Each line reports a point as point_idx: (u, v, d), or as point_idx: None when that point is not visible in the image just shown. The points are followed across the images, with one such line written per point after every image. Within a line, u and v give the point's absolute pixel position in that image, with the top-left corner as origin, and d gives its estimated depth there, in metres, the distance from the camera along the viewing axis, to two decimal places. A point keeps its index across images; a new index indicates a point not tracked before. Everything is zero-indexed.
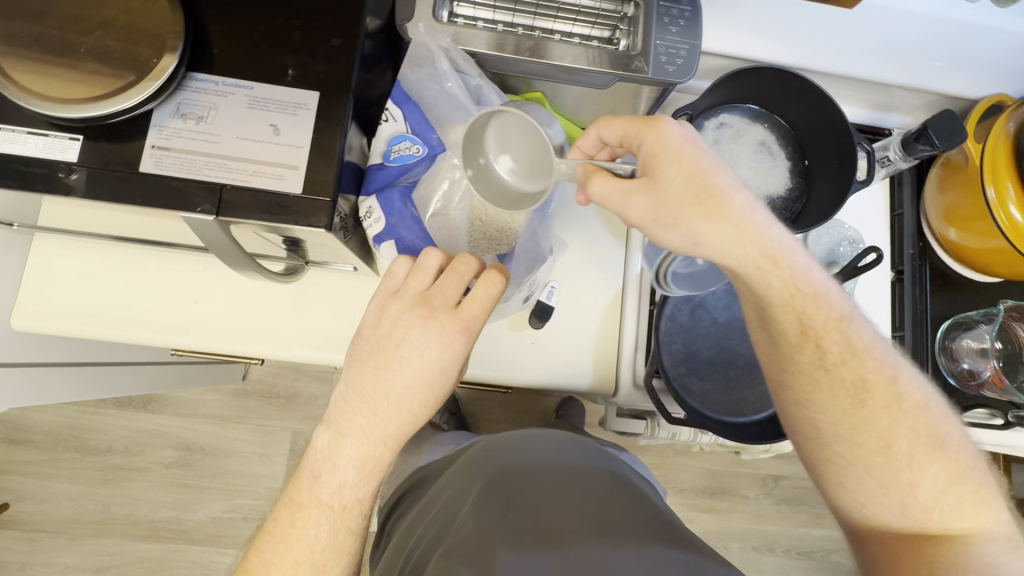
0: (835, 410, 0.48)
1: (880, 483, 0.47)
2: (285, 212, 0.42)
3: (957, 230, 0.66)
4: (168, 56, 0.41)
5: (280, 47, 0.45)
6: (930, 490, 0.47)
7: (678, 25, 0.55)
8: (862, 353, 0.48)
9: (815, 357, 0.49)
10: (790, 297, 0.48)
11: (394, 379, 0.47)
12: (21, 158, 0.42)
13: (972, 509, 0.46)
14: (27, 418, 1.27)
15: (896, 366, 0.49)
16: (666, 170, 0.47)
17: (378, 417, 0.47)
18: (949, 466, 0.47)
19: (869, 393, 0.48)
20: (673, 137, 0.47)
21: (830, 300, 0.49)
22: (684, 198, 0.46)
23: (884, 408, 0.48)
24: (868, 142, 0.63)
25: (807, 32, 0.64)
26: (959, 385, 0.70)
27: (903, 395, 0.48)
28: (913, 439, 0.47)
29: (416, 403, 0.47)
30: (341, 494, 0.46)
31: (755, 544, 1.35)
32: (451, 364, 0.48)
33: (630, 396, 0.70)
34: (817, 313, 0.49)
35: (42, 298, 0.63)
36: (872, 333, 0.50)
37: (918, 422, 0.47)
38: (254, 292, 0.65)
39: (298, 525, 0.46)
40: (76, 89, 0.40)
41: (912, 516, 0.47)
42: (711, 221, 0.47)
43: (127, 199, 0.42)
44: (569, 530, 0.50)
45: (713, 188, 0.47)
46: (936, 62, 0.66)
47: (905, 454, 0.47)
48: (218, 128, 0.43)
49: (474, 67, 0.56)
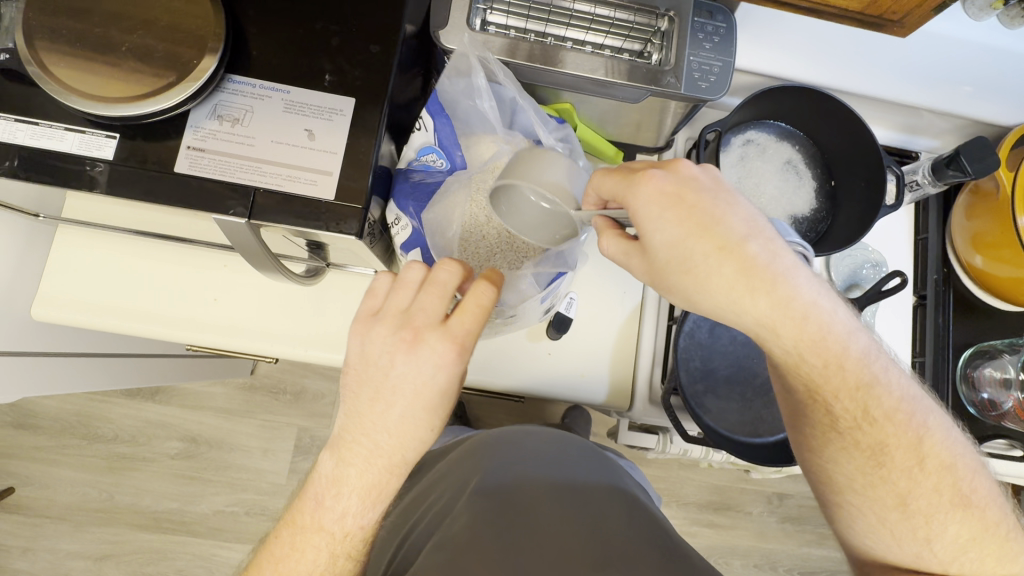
0: (850, 467, 0.47)
1: (894, 536, 0.46)
2: (318, 218, 0.42)
3: (983, 257, 0.65)
4: (209, 58, 0.41)
5: (317, 52, 0.45)
6: (951, 547, 0.45)
7: (712, 42, 0.55)
8: (887, 413, 0.45)
9: (834, 417, 0.46)
10: (800, 360, 0.44)
11: (389, 408, 0.43)
12: (57, 154, 0.42)
13: (995, 561, 0.44)
14: (36, 404, 1.27)
15: (924, 423, 0.46)
16: (659, 233, 0.41)
17: (375, 442, 0.44)
18: (976, 522, 0.45)
19: (888, 452, 0.45)
20: (658, 194, 0.41)
21: (854, 358, 0.45)
22: (673, 264, 0.42)
23: (904, 468, 0.45)
24: (897, 165, 0.62)
25: (841, 52, 0.64)
26: (980, 414, 0.69)
27: (928, 454, 0.45)
28: (934, 499, 0.45)
29: (418, 428, 0.44)
30: (343, 522, 0.45)
31: (757, 561, 1.34)
32: (451, 381, 0.44)
33: (645, 411, 0.70)
34: (835, 375, 0.44)
35: (63, 289, 0.63)
36: (899, 385, 0.46)
37: (941, 480, 0.45)
38: (272, 291, 0.65)
39: (299, 548, 0.45)
40: (117, 88, 0.40)
41: (929, 568, 0.45)
42: (712, 282, 0.41)
43: (160, 198, 0.42)
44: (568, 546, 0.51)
45: (706, 250, 0.41)
46: (967, 87, 0.66)
47: (924, 513, 0.45)
48: (254, 131, 0.43)
49: (512, 83, 0.54)
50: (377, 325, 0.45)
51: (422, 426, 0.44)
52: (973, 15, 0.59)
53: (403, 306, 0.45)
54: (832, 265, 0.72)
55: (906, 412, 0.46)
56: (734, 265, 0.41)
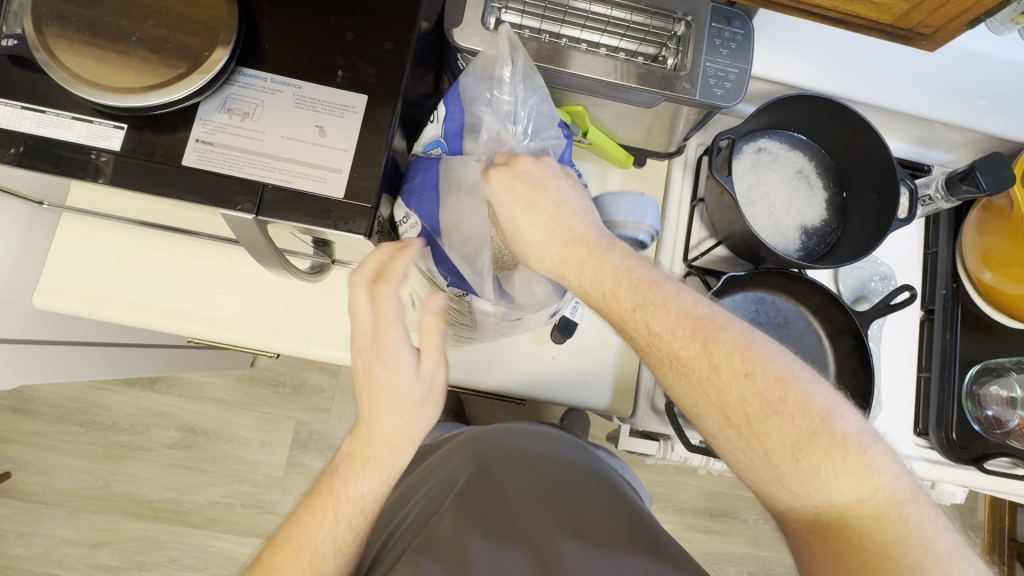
0: (675, 389, 0.46)
1: (749, 458, 0.44)
2: (326, 217, 0.42)
3: (994, 274, 0.64)
4: (221, 50, 0.41)
5: (330, 47, 0.44)
6: (789, 463, 0.42)
7: (729, 48, 0.54)
8: (661, 325, 0.45)
9: (631, 338, 0.47)
10: (584, 281, 0.48)
11: (387, 385, 0.46)
12: (64, 143, 0.42)
13: (853, 478, 0.41)
14: (35, 389, 1.27)
15: (715, 333, 0.44)
16: (505, 215, 0.51)
17: (372, 428, 0.47)
18: (800, 431, 0.42)
19: (688, 365, 0.44)
20: (504, 189, 0.50)
21: (632, 275, 0.47)
22: (515, 234, 0.51)
23: (702, 380, 0.44)
24: (912, 179, 0.61)
25: (858, 62, 0.63)
26: (986, 433, 0.68)
27: (720, 358, 0.44)
28: (755, 408, 0.43)
29: (413, 403, 0.47)
30: (349, 487, 0.47)
31: (752, 569, 1.34)
32: (430, 375, 0.47)
33: (648, 419, 0.68)
34: (625, 292, 0.46)
35: (65, 278, 0.63)
36: (677, 300, 0.46)
37: (742, 387, 0.43)
38: (276, 286, 0.65)
39: (311, 516, 0.47)
40: (126, 78, 0.40)
41: (799, 495, 0.43)
42: (535, 244, 0.50)
43: (167, 192, 0.42)
44: (549, 528, 0.54)
45: (532, 224, 0.50)
46: (983, 101, 0.65)
47: (747, 426, 0.43)
48: (264, 126, 0.43)
49: (533, 76, 0.52)
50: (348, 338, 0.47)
51: (419, 413, 0.48)
52: (994, 29, 0.61)
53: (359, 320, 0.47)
54: (841, 277, 0.72)
55: (672, 318, 0.45)
56: (553, 229, 0.49)
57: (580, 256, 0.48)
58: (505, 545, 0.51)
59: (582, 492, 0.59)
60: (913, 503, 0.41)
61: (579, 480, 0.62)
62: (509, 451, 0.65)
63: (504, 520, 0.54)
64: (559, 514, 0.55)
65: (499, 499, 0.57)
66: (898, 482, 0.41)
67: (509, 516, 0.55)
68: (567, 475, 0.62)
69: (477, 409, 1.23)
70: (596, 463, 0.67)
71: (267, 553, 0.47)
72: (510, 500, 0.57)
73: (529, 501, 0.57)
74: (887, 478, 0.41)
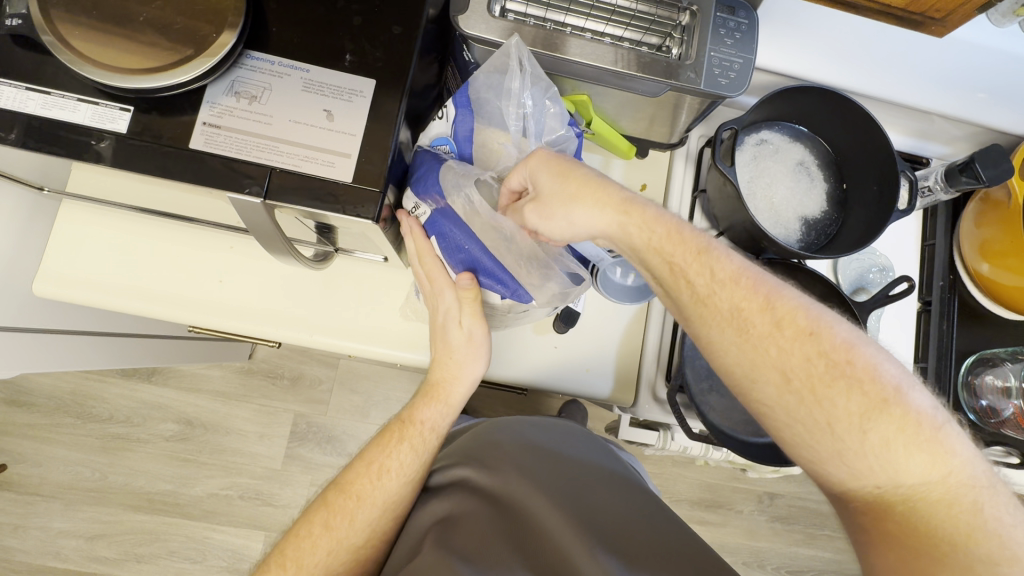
0: (733, 349, 0.48)
1: (808, 428, 0.45)
2: (334, 201, 0.41)
3: (991, 265, 0.65)
4: (228, 33, 0.40)
5: (338, 31, 0.44)
6: (855, 435, 0.43)
7: (734, 38, 0.54)
8: (723, 281, 0.49)
9: (690, 298, 0.50)
10: (645, 242, 0.51)
11: (446, 336, 0.59)
12: (69, 124, 0.41)
13: (926, 456, 0.41)
14: (31, 382, 1.26)
15: (776, 294, 0.48)
16: (547, 188, 0.51)
17: (435, 369, 0.62)
18: (867, 401, 0.43)
19: (749, 321, 0.47)
20: (550, 165, 0.52)
21: (692, 233, 0.51)
22: (558, 206, 0.52)
23: (763, 336, 0.47)
24: (912, 170, 0.61)
25: (860, 53, 0.63)
26: (979, 421, 0.70)
27: (782, 316, 0.46)
28: (819, 371, 0.44)
29: (465, 356, 0.60)
30: (414, 415, 0.61)
31: (746, 559, 1.35)
32: (472, 326, 0.57)
33: (649, 408, 0.69)
34: (686, 253, 0.50)
35: (66, 266, 0.62)
36: (737, 263, 0.49)
37: (805, 346, 0.45)
38: (279, 274, 0.64)
39: (383, 441, 0.59)
40: (133, 59, 0.39)
41: (865, 473, 0.43)
42: (586, 211, 0.52)
43: (174, 174, 0.42)
44: (566, 533, 0.53)
45: (584, 195, 0.51)
46: (980, 93, 0.65)
47: (809, 390, 0.45)
48: (271, 109, 0.42)
49: (541, 81, 0.54)
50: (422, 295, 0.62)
51: (471, 359, 0.60)
52: (995, 21, 0.63)
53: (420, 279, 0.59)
54: (839, 268, 0.72)
55: (733, 280, 0.48)
56: (611, 198, 0.52)
57: (629, 219, 0.51)
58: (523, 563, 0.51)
59: (600, 489, 0.60)
60: (994, 498, 0.41)
61: (596, 473, 0.62)
62: (526, 443, 0.64)
63: (520, 531, 0.55)
64: (578, 516, 0.55)
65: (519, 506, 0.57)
66: (975, 471, 0.42)
67: (532, 523, 0.55)
68: (585, 469, 0.62)
69: (477, 401, 1.24)
70: (610, 458, 0.66)
71: (347, 472, 0.58)
72: (531, 501, 0.57)
73: (544, 508, 0.56)
74: (963, 463, 0.41)
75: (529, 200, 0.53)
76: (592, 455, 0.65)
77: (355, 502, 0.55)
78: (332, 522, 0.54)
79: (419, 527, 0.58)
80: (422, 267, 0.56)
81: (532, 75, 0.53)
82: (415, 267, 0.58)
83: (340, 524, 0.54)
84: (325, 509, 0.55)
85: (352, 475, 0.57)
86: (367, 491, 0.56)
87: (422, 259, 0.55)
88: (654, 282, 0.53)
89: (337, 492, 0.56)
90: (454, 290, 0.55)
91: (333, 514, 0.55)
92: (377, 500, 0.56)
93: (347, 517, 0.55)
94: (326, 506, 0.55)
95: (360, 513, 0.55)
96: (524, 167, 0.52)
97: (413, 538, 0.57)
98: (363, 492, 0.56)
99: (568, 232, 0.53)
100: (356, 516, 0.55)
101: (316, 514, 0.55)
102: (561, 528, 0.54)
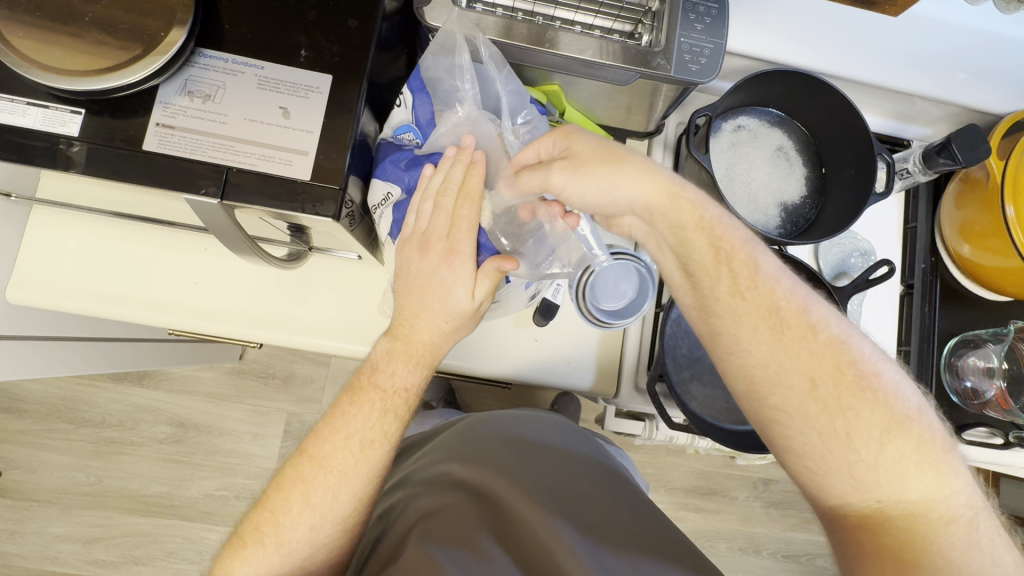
0: (763, 349, 0.48)
1: (825, 435, 0.46)
2: (292, 198, 0.41)
3: (972, 247, 0.64)
4: (177, 31, 0.40)
5: (293, 27, 0.43)
6: (872, 447, 0.44)
7: (704, 23, 0.53)
8: (763, 282, 0.50)
9: (721, 296, 0.50)
10: (687, 234, 0.52)
11: (422, 315, 0.54)
12: (21, 129, 0.41)
13: (931, 475, 0.43)
14: (21, 389, 1.26)
15: (808, 302, 0.49)
16: (586, 155, 0.52)
17: (413, 322, 0.54)
18: (888, 417, 0.45)
19: (785, 322, 0.48)
20: (594, 139, 0.53)
21: (729, 233, 0.51)
22: (602, 170, 0.52)
23: (796, 338, 0.48)
24: (889, 153, 0.60)
25: (836, 34, 0.63)
26: (961, 403, 0.68)
27: (818, 323, 0.48)
28: (846, 380, 0.46)
29: (450, 329, 0.55)
30: (393, 381, 0.55)
31: (742, 545, 1.36)
32: (480, 302, 0.54)
33: (631, 398, 0.69)
34: (728, 250, 0.51)
35: (38, 271, 0.62)
36: (775, 267, 0.51)
37: (836, 353, 0.47)
38: (254, 275, 0.64)
39: (359, 408, 0.54)
40: (79, 60, 0.39)
41: (870, 486, 0.44)
42: (629, 181, 0.52)
43: (128, 176, 0.41)
44: (540, 513, 0.54)
45: (628, 167, 0.52)
46: (960, 73, 0.65)
47: (835, 398, 0.46)
48: (226, 108, 0.42)
49: (497, 61, 0.53)
50: (408, 238, 0.54)
51: (457, 328, 0.55)
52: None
53: (429, 221, 0.53)
54: (821, 254, 0.72)
55: (772, 286, 0.49)
56: (656, 176, 0.52)
57: (669, 203, 0.52)
58: (503, 544, 0.53)
59: (578, 482, 0.59)
60: (986, 521, 0.43)
61: (575, 468, 0.61)
62: (514, 432, 0.66)
63: (503, 518, 0.55)
64: (552, 497, 0.56)
65: (500, 488, 0.57)
66: (974, 494, 0.44)
67: (509, 515, 0.55)
68: (561, 465, 0.61)
69: (469, 396, 1.24)
70: (589, 444, 0.67)
71: (310, 443, 0.54)
72: (507, 496, 0.56)
73: (522, 494, 0.56)
74: (962, 489, 0.43)
75: (561, 160, 0.52)
76: (573, 443, 0.66)
77: (336, 477, 0.52)
78: (312, 495, 0.52)
79: (405, 521, 0.56)
80: (453, 207, 0.53)
81: (485, 53, 0.52)
82: (434, 205, 0.53)
83: (322, 498, 0.52)
84: (301, 484, 0.52)
85: (328, 449, 0.53)
86: (349, 465, 0.53)
87: (464, 198, 0.53)
88: (678, 276, 0.54)
89: (312, 465, 0.53)
90: (473, 262, 0.53)
91: (312, 488, 0.52)
92: (363, 470, 0.53)
93: (329, 492, 0.52)
94: (301, 479, 0.52)
95: (343, 489, 0.52)
96: (556, 133, 0.53)
97: (391, 538, 0.55)
98: (344, 467, 0.52)
99: (602, 197, 0.53)
100: (338, 491, 0.52)
101: (293, 489, 0.52)
102: (541, 524, 0.53)
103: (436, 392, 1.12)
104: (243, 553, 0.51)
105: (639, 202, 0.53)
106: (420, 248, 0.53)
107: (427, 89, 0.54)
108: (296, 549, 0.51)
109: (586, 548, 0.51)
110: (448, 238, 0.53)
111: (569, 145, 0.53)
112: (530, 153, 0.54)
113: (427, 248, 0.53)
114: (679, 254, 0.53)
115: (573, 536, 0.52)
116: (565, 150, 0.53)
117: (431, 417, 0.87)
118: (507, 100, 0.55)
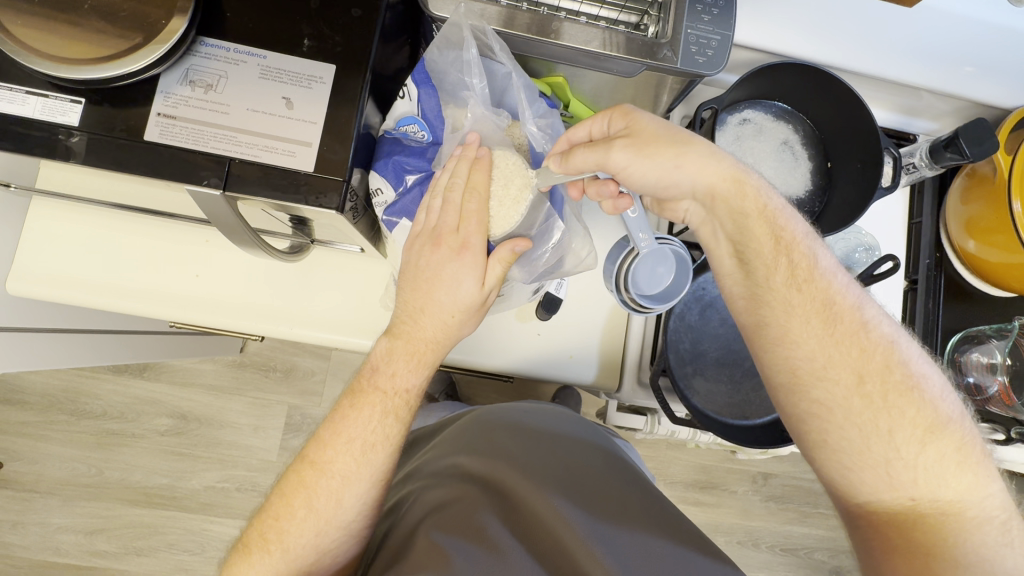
0: (814, 343, 0.48)
1: (868, 431, 0.46)
2: (296, 190, 0.41)
3: (977, 243, 0.64)
4: (178, 18, 0.39)
5: (296, 16, 0.43)
6: (912, 446, 0.45)
7: (711, 14, 0.52)
8: (820, 278, 0.50)
9: (771, 287, 0.50)
10: (749, 222, 0.51)
11: (428, 314, 0.54)
12: (20, 118, 0.41)
13: (970, 477, 0.44)
14: (22, 380, 1.26)
15: (860, 301, 0.49)
16: (647, 132, 0.51)
17: (410, 312, 0.54)
18: (930, 419, 0.45)
19: (839, 318, 0.48)
20: (655, 118, 0.52)
21: (785, 228, 0.51)
22: (668, 145, 0.51)
23: (850, 334, 0.48)
24: (896, 147, 0.60)
25: (843, 26, 0.62)
26: (965, 398, 0.70)
27: (870, 322, 0.48)
28: (894, 377, 0.46)
29: (448, 323, 0.54)
30: (394, 382, 0.54)
31: (741, 539, 1.37)
32: (489, 292, 0.54)
33: (634, 393, 0.69)
34: (788, 242, 0.50)
35: (37, 263, 0.61)
36: (832, 264, 0.51)
37: (888, 353, 0.47)
38: (256, 267, 0.64)
39: (360, 411, 0.53)
40: (79, 48, 0.38)
41: (905, 484, 0.45)
42: (695, 163, 0.51)
43: (130, 167, 0.41)
44: (557, 510, 0.53)
45: (693, 148, 0.51)
46: (969, 67, 0.64)
47: (881, 395, 0.46)
48: (228, 98, 0.42)
49: (507, 59, 0.53)
50: (418, 235, 0.54)
51: (465, 321, 0.55)
52: None
53: (438, 216, 0.53)
54: None
55: (828, 281, 0.49)
56: (719, 166, 0.52)
57: (734, 188, 0.51)
58: (529, 541, 0.52)
59: (589, 473, 0.58)
60: (1017, 525, 0.44)
61: (587, 459, 0.60)
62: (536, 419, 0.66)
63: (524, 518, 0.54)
64: (581, 491, 0.56)
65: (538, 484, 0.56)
66: (1006, 497, 0.45)
67: (520, 512, 0.54)
68: (571, 455, 0.61)
69: (470, 389, 1.24)
70: (596, 433, 0.67)
71: (312, 444, 0.54)
72: (518, 489, 0.56)
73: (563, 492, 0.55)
74: (997, 492, 0.44)
75: (622, 137, 0.52)
76: (579, 430, 0.66)
77: (340, 483, 0.52)
78: (315, 501, 0.52)
79: (416, 513, 0.56)
80: (460, 201, 0.53)
81: (495, 48, 0.52)
82: (443, 200, 0.53)
83: (325, 505, 0.52)
84: (303, 489, 0.52)
85: (330, 454, 0.52)
86: (351, 470, 0.52)
87: (470, 193, 0.52)
88: (730, 264, 0.54)
89: (314, 471, 0.52)
90: (482, 255, 0.53)
91: (315, 494, 0.52)
92: (365, 476, 0.53)
93: (332, 498, 0.52)
94: (304, 485, 0.52)
95: (346, 494, 0.52)
96: (615, 111, 0.53)
97: (402, 530, 0.55)
98: (347, 472, 0.52)
99: (666, 177, 0.52)
100: (341, 496, 0.52)
101: (296, 495, 0.52)
102: (553, 518, 0.53)
103: (439, 385, 1.12)
104: (248, 560, 0.50)
105: (702, 184, 0.52)
106: (431, 242, 0.53)
107: (432, 82, 0.53)
108: (300, 555, 0.51)
109: (607, 540, 0.51)
110: (457, 232, 0.53)
111: (629, 124, 0.52)
112: (583, 131, 0.54)
113: (438, 241, 0.53)
114: (735, 241, 0.53)
115: (587, 530, 0.52)
116: (625, 129, 0.52)
117: (434, 411, 0.87)
118: (520, 92, 0.54)
